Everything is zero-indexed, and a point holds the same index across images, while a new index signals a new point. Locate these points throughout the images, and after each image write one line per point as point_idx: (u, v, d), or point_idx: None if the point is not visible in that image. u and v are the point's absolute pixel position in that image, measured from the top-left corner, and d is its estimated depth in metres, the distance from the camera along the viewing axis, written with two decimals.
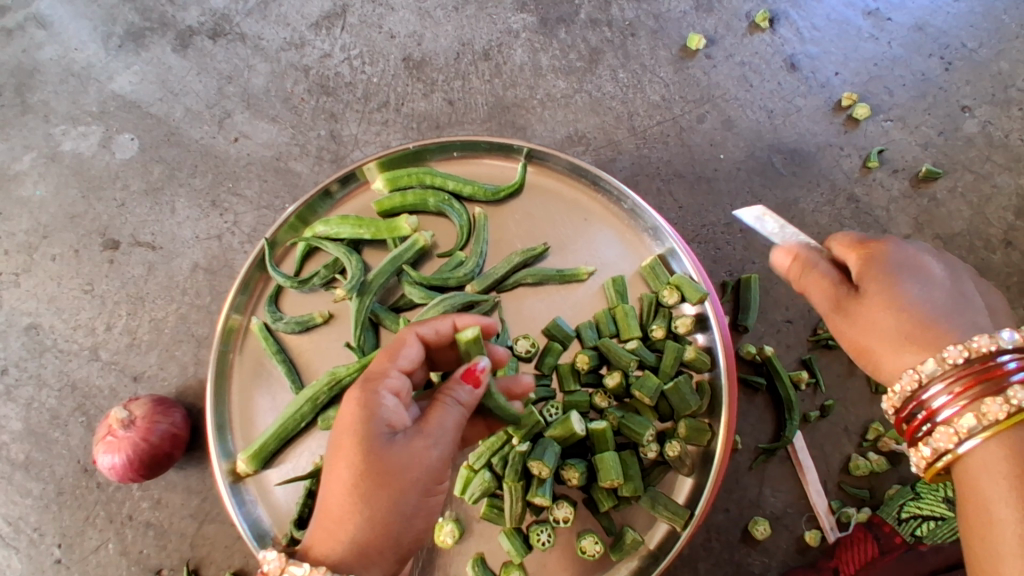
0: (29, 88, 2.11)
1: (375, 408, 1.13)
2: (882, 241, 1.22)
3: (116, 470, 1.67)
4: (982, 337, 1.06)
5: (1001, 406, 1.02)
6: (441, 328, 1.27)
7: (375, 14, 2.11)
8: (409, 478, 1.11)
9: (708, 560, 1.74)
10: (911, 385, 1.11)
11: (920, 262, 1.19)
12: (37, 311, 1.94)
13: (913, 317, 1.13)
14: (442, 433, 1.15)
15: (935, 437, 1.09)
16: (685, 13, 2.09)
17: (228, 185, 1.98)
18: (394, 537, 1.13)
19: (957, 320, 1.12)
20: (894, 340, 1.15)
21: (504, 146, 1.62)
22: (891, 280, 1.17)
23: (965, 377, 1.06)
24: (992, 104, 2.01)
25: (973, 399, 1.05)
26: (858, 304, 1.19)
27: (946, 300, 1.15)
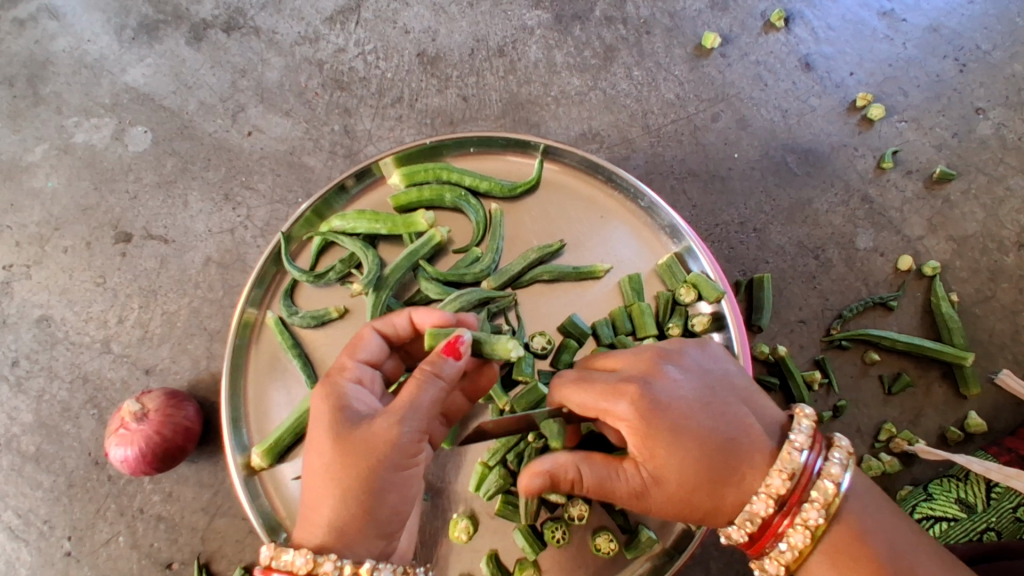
0: (42, 80, 2.10)
1: (340, 394, 1.17)
2: (632, 386, 1.12)
3: (129, 463, 1.67)
4: (771, 476, 1.09)
5: (806, 532, 1.08)
6: (398, 323, 1.32)
7: (389, 9, 2.11)
8: (377, 457, 1.10)
9: (720, 559, 1.75)
10: (742, 535, 1.12)
11: (670, 403, 1.10)
12: (49, 304, 1.93)
13: (710, 476, 1.09)
14: (408, 409, 1.12)
15: (767, 566, 1.14)
16: (700, 12, 2.09)
17: (242, 178, 1.98)
18: (372, 513, 1.12)
19: (746, 451, 1.10)
20: (691, 500, 1.11)
21: (520, 142, 1.61)
22: (670, 446, 1.08)
23: (771, 519, 1.10)
24: (1006, 106, 2.01)
25: (777, 529, 1.10)
26: (656, 487, 1.12)
27: (721, 442, 1.09)
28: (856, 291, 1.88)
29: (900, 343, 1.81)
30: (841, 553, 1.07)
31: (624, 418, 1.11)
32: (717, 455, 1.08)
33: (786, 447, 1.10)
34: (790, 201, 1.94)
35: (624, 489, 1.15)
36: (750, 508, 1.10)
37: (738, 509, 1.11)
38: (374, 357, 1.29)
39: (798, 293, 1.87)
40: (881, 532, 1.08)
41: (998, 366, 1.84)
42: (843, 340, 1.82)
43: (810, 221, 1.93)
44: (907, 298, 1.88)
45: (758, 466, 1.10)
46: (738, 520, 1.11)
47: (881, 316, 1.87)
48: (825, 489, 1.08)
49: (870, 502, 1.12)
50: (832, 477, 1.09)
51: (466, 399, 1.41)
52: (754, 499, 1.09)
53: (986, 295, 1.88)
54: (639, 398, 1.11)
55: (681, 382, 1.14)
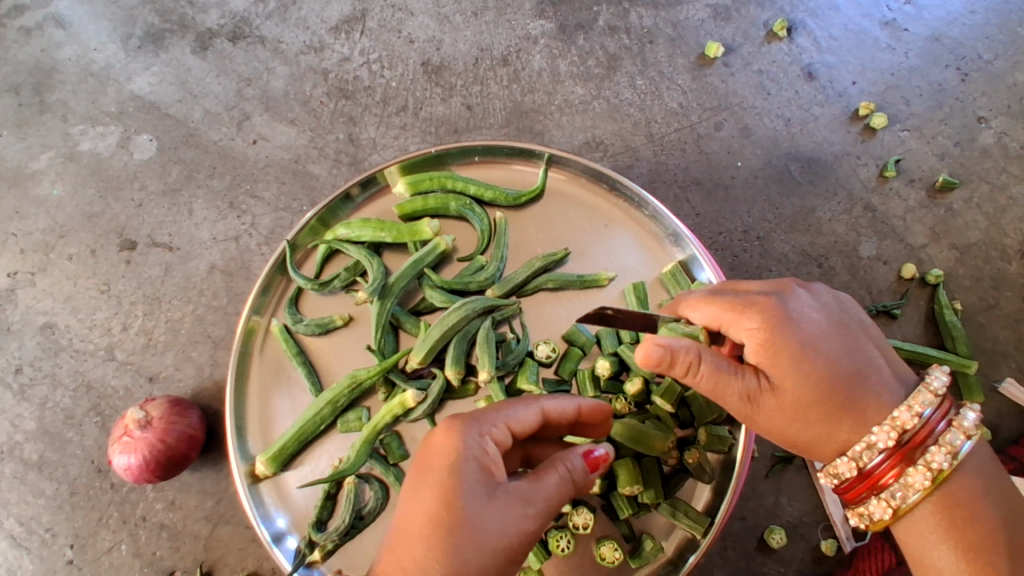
0: (48, 88, 2.11)
1: (472, 432, 1.09)
2: (765, 301, 1.13)
3: (132, 471, 1.67)
4: (899, 410, 1.09)
5: (927, 474, 1.07)
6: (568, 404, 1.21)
7: (394, 19, 2.12)
8: (507, 549, 1.04)
9: (724, 568, 1.74)
10: (850, 471, 1.13)
11: (800, 320, 1.11)
12: (54, 311, 1.94)
13: (828, 399, 1.10)
14: (471, 435, 1.08)
15: (874, 508, 1.12)
16: (703, 22, 2.10)
17: (246, 186, 1.98)
18: (453, 553, 1.01)
19: (870, 385, 1.11)
20: (802, 422, 1.13)
21: (524, 151, 1.61)
22: (797, 360, 1.10)
23: (891, 453, 1.09)
24: (1008, 115, 2.02)
25: (897, 468, 1.10)
26: (770, 395, 1.14)
27: (846, 371, 1.11)
28: (859, 299, 1.88)
29: (904, 351, 1.82)
30: (954, 505, 1.08)
31: (755, 329, 1.11)
32: (836, 382, 1.10)
33: (921, 386, 1.10)
34: (794, 209, 1.94)
35: (736, 394, 1.16)
36: (868, 439, 1.10)
37: (843, 445, 1.13)
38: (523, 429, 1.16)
39: None
40: (993, 496, 1.08)
41: (1002, 374, 1.84)
42: None
43: (813, 229, 1.93)
44: (910, 306, 1.88)
45: (880, 400, 1.11)
46: (850, 448, 1.12)
47: (884, 324, 1.87)
48: (954, 438, 1.08)
49: (990, 469, 1.11)
50: (966, 430, 1.08)
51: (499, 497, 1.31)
52: (873, 430, 1.10)
53: (989, 303, 1.88)
54: (773, 312, 1.12)
55: (817, 310, 1.14)
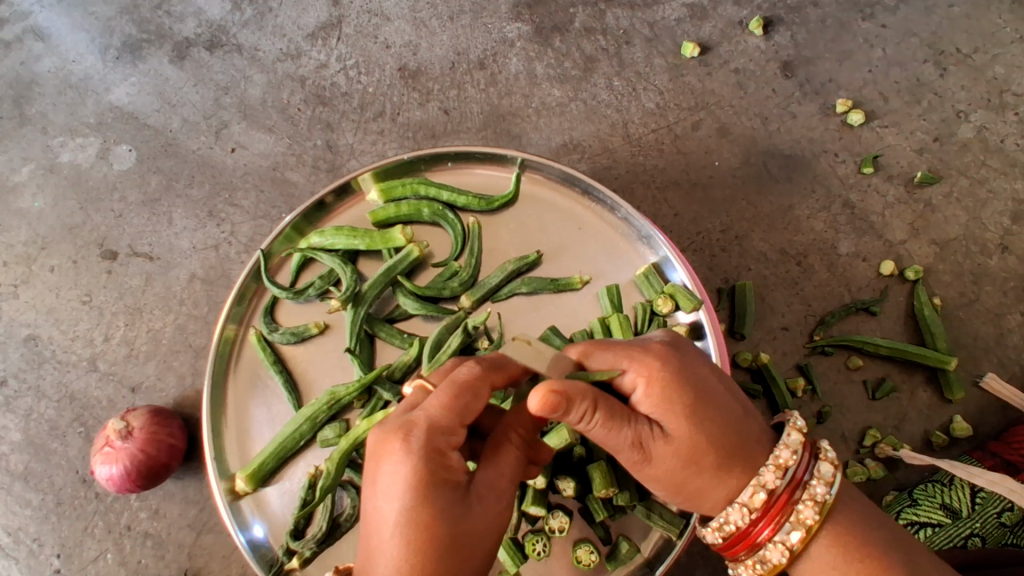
0: (28, 100, 2.12)
1: (434, 442, 1.05)
2: (659, 346, 1.12)
3: (114, 481, 1.68)
4: (779, 449, 1.12)
5: (814, 509, 1.09)
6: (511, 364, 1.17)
7: (370, 24, 2.12)
8: (489, 544, 1.09)
9: (705, 567, 1.75)
10: (741, 518, 1.11)
11: (690, 368, 1.11)
12: (36, 323, 1.95)
13: (721, 448, 1.09)
14: (433, 439, 1.05)
15: (770, 554, 1.12)
16: (680, 21, 2.09)
17: (225, 195, 1.99)
18: (435, 561, 1.02)
19: (750, 431, 1.13)
20: (693, 471, 1.10)
21: (497, 156, 1.62)
22: (689, 409, 1.07)
23: (778, 494, 1.10)
24: (987, 109, 2.01)
25: (783, 509, 1.10)
26: (660, 440, 1.08)
27: (732, 417, 1.11)
28: (838, 296, 1.88)
29: (884, 348, 1.81)
30: (843, 537, 1.11)
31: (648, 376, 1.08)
32: (723, 438, 1.09)
33: (789, 425, 1.15)
34: (772, 208, 1.94)
35: (627, 438, 1.08)
36: (760, 480, 1.10)
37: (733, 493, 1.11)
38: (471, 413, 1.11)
39: (781, 300, 1.87)
40: (871, 523, 1.13)
41: (983, 370, 1.84)
42: (826, 346, 1.83)
43: (791, 228, 1.93)
44: (889, 303, 1.88)
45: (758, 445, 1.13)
46: (737, 497, 1.11)
47: (864, 321, 1.87)
48: (826, 470, 1.12)
49: (862, 500, 1.17)
50: (832, 461, 1.13)
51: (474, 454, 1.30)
52: (762, 471, 1.11)
53: (969, 298, 1.88)
54: (665, 360, 1.10)
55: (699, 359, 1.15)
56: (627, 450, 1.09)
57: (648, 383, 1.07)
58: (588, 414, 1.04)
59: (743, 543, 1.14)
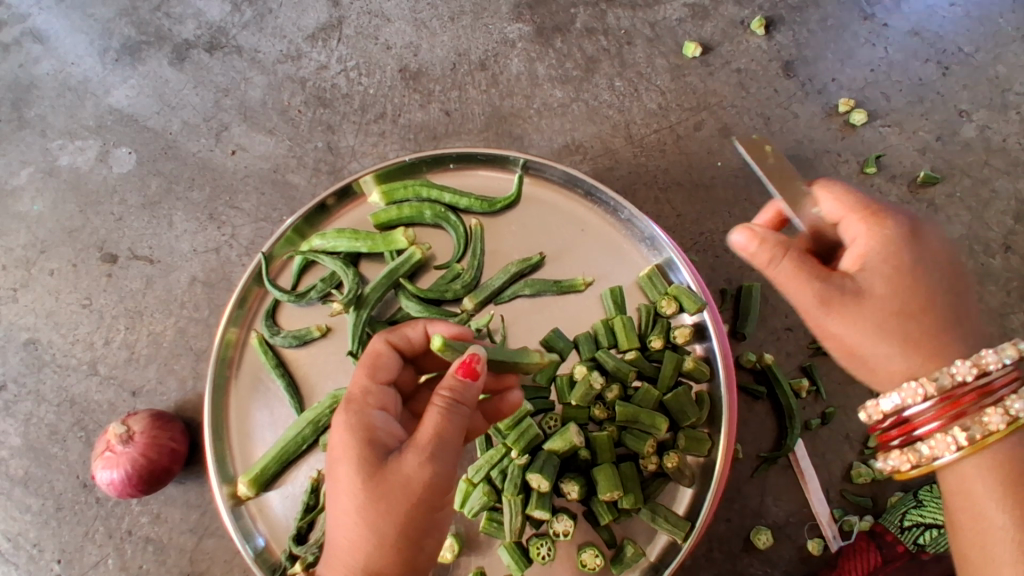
0: (27, 103, 2.11)
1: (351, 409, 1.15)
2: (891, 216, 1.22)
3: (115, 485, 1.67)
4: (986, 352, 1.13)
5: (1004, 418, 1.11)
6: (412, 335, 1.28)
7: (371, 25, 2.11)
8: (413, 500, 1.08)
9: (710, 569, 1.74)
10: (912, 399, 1.16)
11: (919, 240, 1.21)
12: (36, 326, 1.94)
13: (923, 311, 1.17)
14: (351, 407, 1.16)
15: (933, 447, 1.15)
16: (681, 21, 2.09)
17: (226, 198, 1.98)
18: (361, 513, 1.07)
19: (960, 314, 1.18)
20: (886, 330, 1.16)
21: (499, 158, 1.62)
22: (894, 269, 1.18)
23: (967, 391, 1.14)
24: (989, 108, 2.00)
25: (971, 411, 1.14)
26: (855, 301, 1.17)
27: (946, 293, 1.19)
28: None
29: None
30: (1021, 454, 1.11)
31: (869, 236, 1.21)
32: (930, 303, 1.17)
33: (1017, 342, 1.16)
34: None
35: (851, 290, 1.18)
36: (951, 370, 1.13)
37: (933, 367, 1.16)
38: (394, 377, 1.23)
39: (785, 300, 1.86)
40: None
41: None
42: None
43: None
44: None
45: (948, 338, 1.17)
46: (913, 381, 1.16)
47: None
48: None
49: None
50: None
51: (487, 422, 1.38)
52: (953, 363, 1.14)
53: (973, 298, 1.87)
54: (891, 230, 1.21)
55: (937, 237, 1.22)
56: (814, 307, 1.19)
57: (871, 243, 1.20)
58: (777, 257, 1.19)
59: (913, 428, 1.19)
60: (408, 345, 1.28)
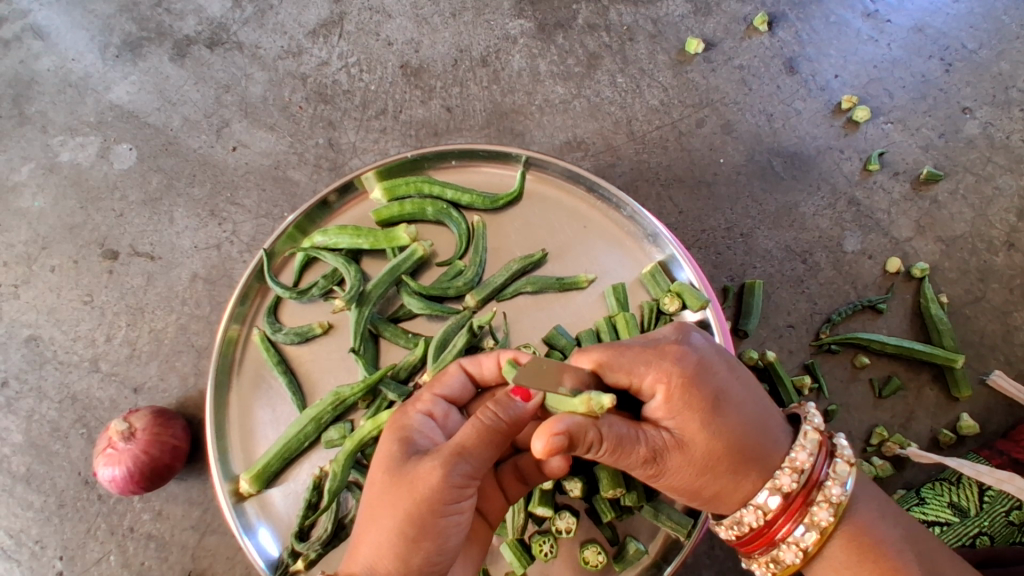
0: (27, 99, 2.10)
1: (400, 417, 1.21)
2: (675, 345, 1.11)
3: (117, 483, 1.67)
4: (796, 451, 1.12)
5: (829, 510, 1.10)
6: (485, 364, 1.26)
7: (372, 21, 2.10)
8: (420, 499, 1.07)
9: (712, 567, 1.74)
10: (758, 519, 1.14)
11: (707, 365, 1.10)
12: (37, 323, 1.94)
13: (737, 450, 1.09)
14: (404, 413, 1.22)
15: (784, 555, 1.14)
16: (683, 17, 2.08)
17: (227, 194, 1.98)
18: (377, 505, 1.10)
19: (764, 440, 1.12)
20: (710, 477, 1.11)
21: (501, 154, 1.61)
22: (704, 408, 1.07)
23: (791, 497, 1.11)
24: (992, 105, 2.00)
25: (794, 513, 1.12)
26: (677, 452, 1.09)
27: (752, 421, 1.11)
28: (844, 294, 1.87)
29: (890, 346, 1.80)
30: (851, 540, 1.11)
31: (660, 379, 1.08)
32: (745, 438, 1.10)
33: (806, 425, 1.15)
34: (777, 205, 1.93)
35: (641, 452, 1.09)
36: (775, 483, 1.11)
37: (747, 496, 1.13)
38: (454, 395, 1.27)
39: (787, 298, 1.86)
40: (887, 522, 1.13)
41: (990, 367, 1.83)
42: (832, 344, 1.82)
43: (796, 225, 1.92)
44: (896, 301, 1.87)
45: (768, 463, 1.12)
46: (754, 498, 1.13)
47: (870, 319, 1.86)
48: (842, 470, 1.12)
49: (877, 497, 1.17)
50: (847, 459, 1.13)
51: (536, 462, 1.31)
52: (777, 475, 1.11)
53: (976, 296, 1.87)
54: (678, 358, 1.09)
55: (703, 341, 1.14)
56: (640, 463, 1.11)
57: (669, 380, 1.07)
58: (594, 445, 1.06)
59: (754, 546, 1.17)
60: (481, 375, 1.28)
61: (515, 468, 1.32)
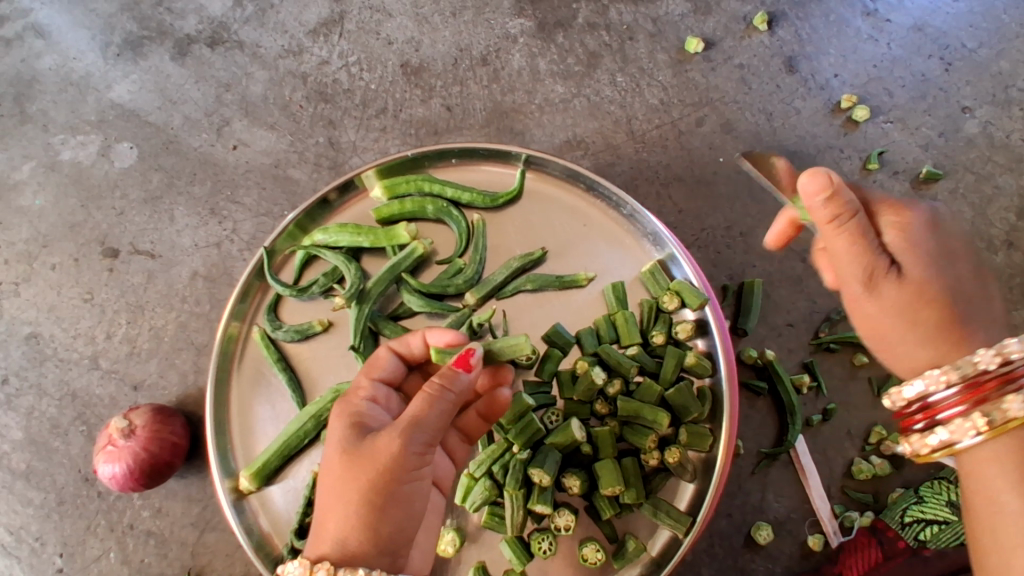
0: (29, 98, 2.11)
1: (348, 403, 1.22)
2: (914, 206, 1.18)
3: (116, 479, 1.67)
4: (1013, 341, 1.06)
5: (1006, 407, 1.04)
6: (413, 343, 1.35)
7: (372, 20, 2.11)
8: (381, 469, 1.10)
9: (711, 565, 1.74)
10: (936, 388, 1.11)
11: (941, 220, 1.18)
12: (38, 321, 1.94)
13: (948, 305, 1.12)
14: (350, 398, 1.24)
15: (949, 435, 1.10)
16: (683, 16, 2.08)
17: (227, 192, 1.98)
18: (339, 484, 1.10)
19: (980, 314, 1.12)
20: (907, 322, 1.14)
21: (501, 153, 1.62)
22: (932, 256, 1.14)
23: (988, 378, 1.07)
24: (992, 104, 2.00)
25: (974, 403, 1.08)
26: (893, 281, 1.14)
27: (971, 277, 1.15)
28: None
29: None
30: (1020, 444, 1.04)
31: (892, 225, 1.16)
32: (954, 294, 1.12)
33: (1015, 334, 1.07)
34: (777, 204, 1.93)
35: (858, 272, 1.16)
36: (974, 361, 1.07)
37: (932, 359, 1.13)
38: (390, 376, 1.32)
39: (786, 296, 1.86)
40: None
41: None
42: (831, 343, 1.81)
43: None
44: None
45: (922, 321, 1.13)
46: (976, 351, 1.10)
47: None
48: None
49: None
50: None
51: (481, 421, 1.43)
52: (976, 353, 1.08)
53: None
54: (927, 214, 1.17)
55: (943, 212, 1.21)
56: (856, 282, 1.17)
57: (893, 226, 1.16)
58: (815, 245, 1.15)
59: (918, 416, 1.16)
60: (410, 353, 1.36)
61: (461, 433, 1.44)
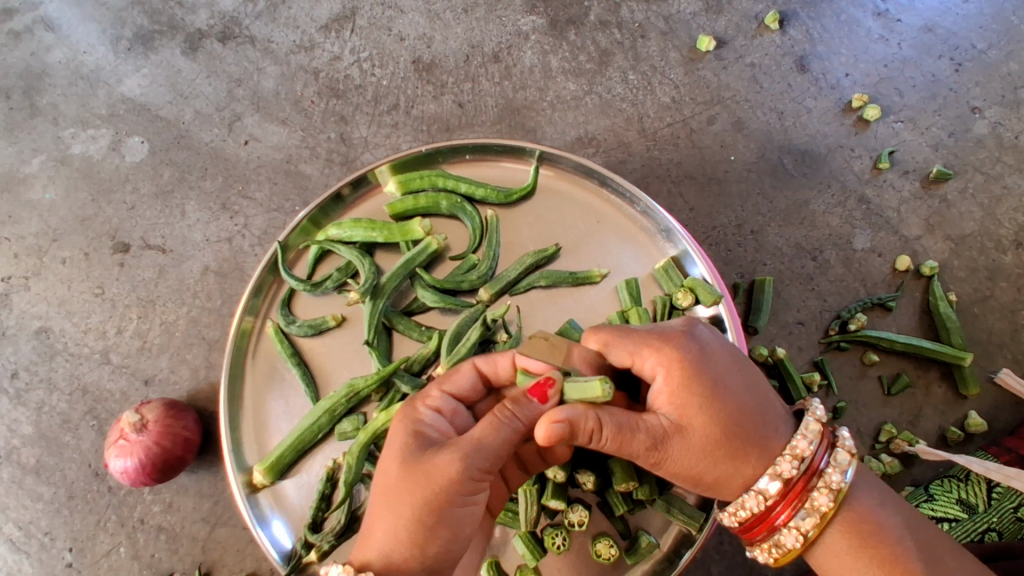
0: (38, 91, 2.10)
1: (412, 412, 1.19)
2: None
3: (128, 474, 1.67)
4: (797, 439, 1.12)
5: (818, 502, 1.11)
6: (500, 364, 1.24)
7: (384, 16, 2.11)
8: (436, 489, 1.08)
9: (721, 563, 1.74)
10: (758, 504, 1.14)
11: None
12: (48, 315, 1.94)
13: None
14: (415, 407, 1.20)
15: (786, 539, 1.14)
16: (694, 15, 2.08)
17: (238, 187, 1.98)
18: (393, 496, 1.11)
19: None
20: None
21: (515, 149, 1.62)
22: None
23: (794, 482, 1.12)
24: (1002, 105, 2.01)
25: (794, 502, 1.12)
26: None
27: None
28: (854, 292, 1.88)
29: (899, 344, 1.81)
30: (856, 526, 1.11)
31: None
32: None
33: (810, 417, 1.15)
34: (788, 202, 1.94)
35: None
36: (776, 469, 1.11)
37: None
38: (464, 393, 1.24)
39: (797, 294, 1.87)
40: (887, 509, 1.13)
41: (998, 365, 1.84)
42: (841, 341, 1.83)
43: (807, 223, 1.92)
44: (905, 299, 1.88)
45: None
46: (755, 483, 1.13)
47: (879, 316, 1.87)
48: (842, 458, 1.13)
49: (877, 483, 1.17)
50: (849, 450, 1.14)
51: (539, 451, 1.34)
52: (778, 461, 1.12)
53: (984, 294, 1.88)
54: None
55: None
56: None
57: None
58: None
59: (757, 531, 1.17)
60: (495, 375, 1.25)
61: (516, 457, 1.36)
